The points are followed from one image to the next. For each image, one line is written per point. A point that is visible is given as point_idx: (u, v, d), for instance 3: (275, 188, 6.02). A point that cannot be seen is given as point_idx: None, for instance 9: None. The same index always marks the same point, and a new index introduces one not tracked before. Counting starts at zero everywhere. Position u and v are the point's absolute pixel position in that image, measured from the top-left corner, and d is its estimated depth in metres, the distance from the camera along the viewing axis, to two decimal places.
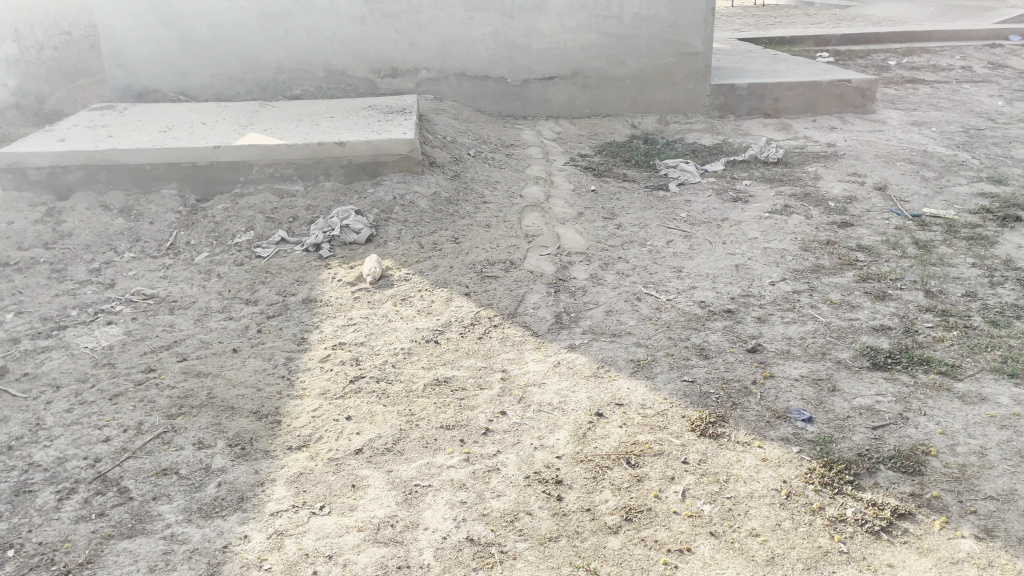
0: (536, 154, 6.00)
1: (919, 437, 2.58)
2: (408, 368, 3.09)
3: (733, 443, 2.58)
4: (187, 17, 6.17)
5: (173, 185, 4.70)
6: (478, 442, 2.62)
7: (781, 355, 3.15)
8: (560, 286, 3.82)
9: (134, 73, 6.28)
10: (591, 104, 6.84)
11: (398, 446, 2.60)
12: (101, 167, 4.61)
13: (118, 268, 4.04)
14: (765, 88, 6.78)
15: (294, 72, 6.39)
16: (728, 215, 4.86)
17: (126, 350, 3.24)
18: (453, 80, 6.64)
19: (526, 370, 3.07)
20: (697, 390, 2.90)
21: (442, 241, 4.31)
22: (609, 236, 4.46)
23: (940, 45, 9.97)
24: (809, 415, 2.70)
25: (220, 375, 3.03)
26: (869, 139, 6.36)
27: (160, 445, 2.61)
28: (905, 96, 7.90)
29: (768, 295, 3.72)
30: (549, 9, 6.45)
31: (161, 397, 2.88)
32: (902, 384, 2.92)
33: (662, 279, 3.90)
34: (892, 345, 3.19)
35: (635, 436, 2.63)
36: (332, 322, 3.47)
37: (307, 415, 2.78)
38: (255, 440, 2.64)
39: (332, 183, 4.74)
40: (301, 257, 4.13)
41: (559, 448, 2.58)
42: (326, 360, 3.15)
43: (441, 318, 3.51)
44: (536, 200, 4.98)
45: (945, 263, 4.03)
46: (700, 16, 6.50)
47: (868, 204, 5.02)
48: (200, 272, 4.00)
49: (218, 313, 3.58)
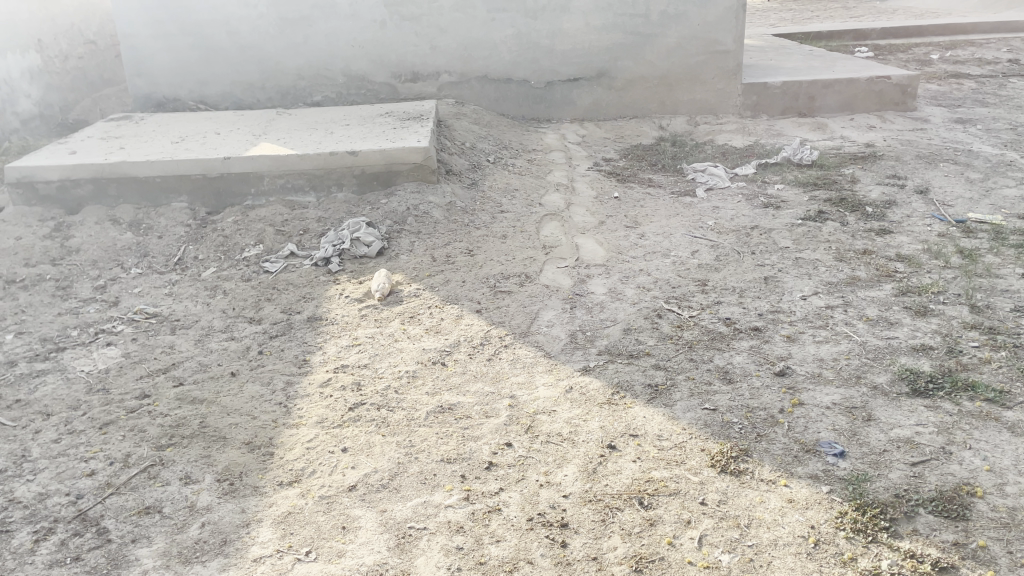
0: (559, 159, 5.81)
1: (964, 475, 2.34)
2: (411, 393, 2.93)
3: (757, 482, 2.37)
4: (206, 24, 6.08)
5: (184, 198, 4.60)
6: (480, 479, 2.45)
7: (811, 379, 2.92)
8: (576, 301, 3.63)
9: (154, 82, 6.21)
10: (617, 106, 6.64)
11: (394, 482, 2.44)
12: (111, 180, 4.52)
13: (124, 284, 3.95)
14: (800, 86, 6.50)
15: (314, 79, 6.28)
16: (758, 222, 4.62)
17: (122, 374, 3.12)
18: (475, 84, 6.47)
19: (536, 396, 2.88)
20: (718, 419, 2.69)
21: (456, 253, 4.14)
22: (631, 247, 4.25)
23: (986, 38, 9.56)
24: (841, 449, 2.48)
25: (215, 402, 2.89)
26: (910, 138, 6.05)
27: (146, 480, 2.48)
28: (949, 92, 7.55)
29: (799, 311, 3.49)
30: (574, 9, 6.25)
31: (152, 426, 2.75)
32: (945, 412, 2.67)
33: (686, 294, 3.69)
34: (933, 368, 2.95)
35: (650, 473, 2.43)
36: (336, 343, 3.32)
37: (301, 447, 2.62)
38: (245, 474, 2.49)
39: (345, 194, 4.61)
40: (309, 272, 4.00)
41: (566, 486, 2.39)
42: (326, 385, 2.99)
43: (450, 337, 3.34)
44: (556, 208, 4.79)
45: (993, 274, 3.76)
46: (731, 13, 6.25)
47: (909, 209, 4.74)
48: (206, 288, 3.89)
49: (220, 333, 3.45)
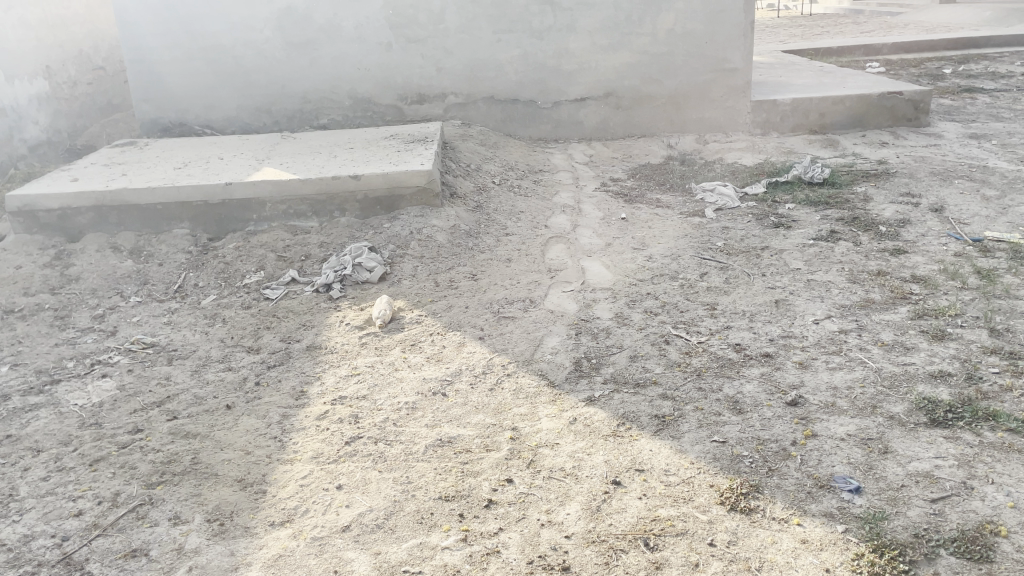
0: (566, 179, 5.73)
1: (986, 513, 2.22)
2: (409, 426, 2.84)
3: (768, 521, 2.26)
4: (212, 49, 6.05)
5: (186, 225, 4.55)
6: (478, 518, 2.35)
7: (825, 409, 2.81)
8: (582, 326, 3.54)
9: (161, 107, 6.19)
10: (625, 125, 6.56)
11: (389, 521, 2.35)
12: (112, 207, 4.48)
13: (123, 313, 3.89)
14: (810, 103, 6.40)
15: (320, 102, 6.24)
16: (769, 242, 4.52)
17: (116, 408, 3.06)
18: (481, 105, 6.41)
19: (538, 429, 2.79)
20: (728, 452, 2.58)
21: (459, 278, 4.06)
22: (638, 269, 4.16)
23: (1000, 52, 9.47)
24: (856, 484, 2.37)
25: (209, 437, 2.81)
26: (924, 155, 5.95)
27: (134, 521, 2.41)
28: (963, 106, 7.44)
29: (811, 336, 3.38)
30: (580, 29, 6.20)
31: (144, 462, 2.68)
32: (965, 444, 2.55)
33: (694, 318, 3.59)
34: (953, 396, 2.83)
35: (656, 511, 2.33)
36: (334, 373, 3.25)
37: (295, 484, 2.54)
38: (236, 514, 2.42)
39: (347, 219, 4.54)
40: (310, 298, 3.93)
41: (569, 526, 2.30)
42: (323, 418, 2.91)
43: (451, 366, 3.25)
44: (562, 230, 4.71)
45: (1012, 295, 3.64)
46: (739, 31, 6.21)
47: (924, 227, 4.64)
48: (206, 317, 3.83)
49: (217, 363, 3.38)
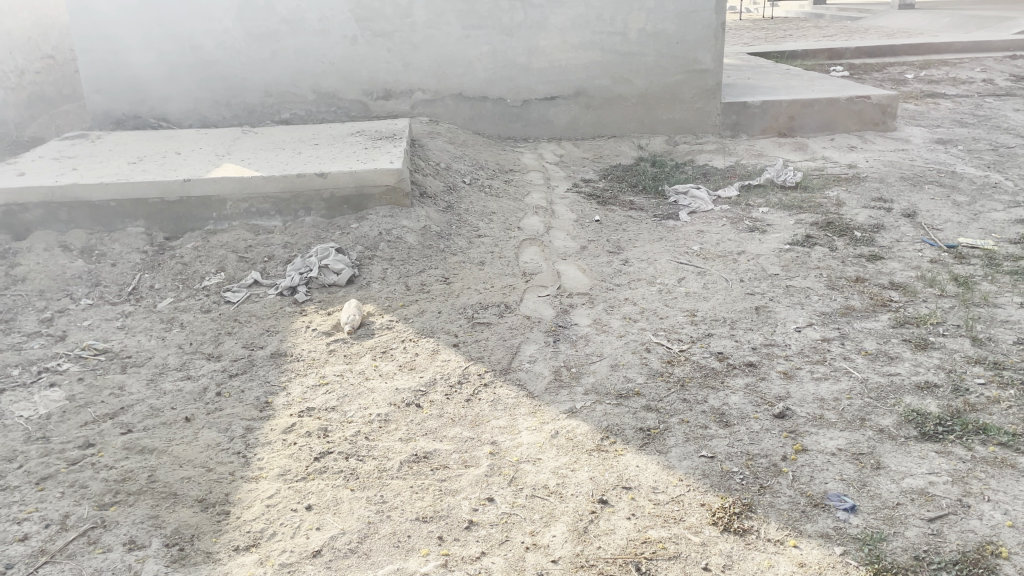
0: (537, 180, 5.61)
1: (985, 533, 2.15)
2: (383, 440, 2.69)
3: (763, 543, 2.16)
4: (169, 38, 5.80)
5: (141, 223, 4.33)
6: (459, 541, 2.22)
7: (813, 422, 2.73)
8: (560, 333, 3.42)
9: (113, 99, 5.90)
10: (596, 125, 6.46)
11: (363, 546, 2.20)
12: (61, 204, 4.24)
13: (73, 317, 3.67)
14: (780, 105, 6.38)
15: (282, 96, 6.02)
16: (745, 247, 4.45)
17: (64, 421, 2.85)
18: (449, 101, 6.25)
19: (519, 442, 2.66)
20: (718, 468, 2.48)
21: (431, 282, 3.92)
22: (615, 274, 4.05)
23: (959, 58, 9.58)
24: (852, 503, 2.28)
25: (167, 452, 2.63)
26: (893, 159, 5.95)
27: (85, 546, 2.23)
28: (927, 112, 7.49)
29: (794, 344, 3.30)
30: (550, 26, 6.10)
31: (95, 481, 2.49)
32: (958, 458, 2.49)
33: (675, 325, 3.50)
34: (941, 409, 2.76)
35: (646, 532, 2.22)
36: (301, 382, 3.08)
37: (260, 505, 2.38)
38: (197, 538, 2.25)
39: (313, 218, 4.36)
40: (274, 302, 3.76)
41: (555, 549, 2.17)
42: (290, 432, 2.75)
43: (425, 375, 3.10)
44: (535, 232, 4.59)
45: (990, 303, 3.61)
46: (710, 32, 6.16)
47: (898, 233, 4.61)
48: (162, 321, 3.63)
49: (175, 371, 3.19)
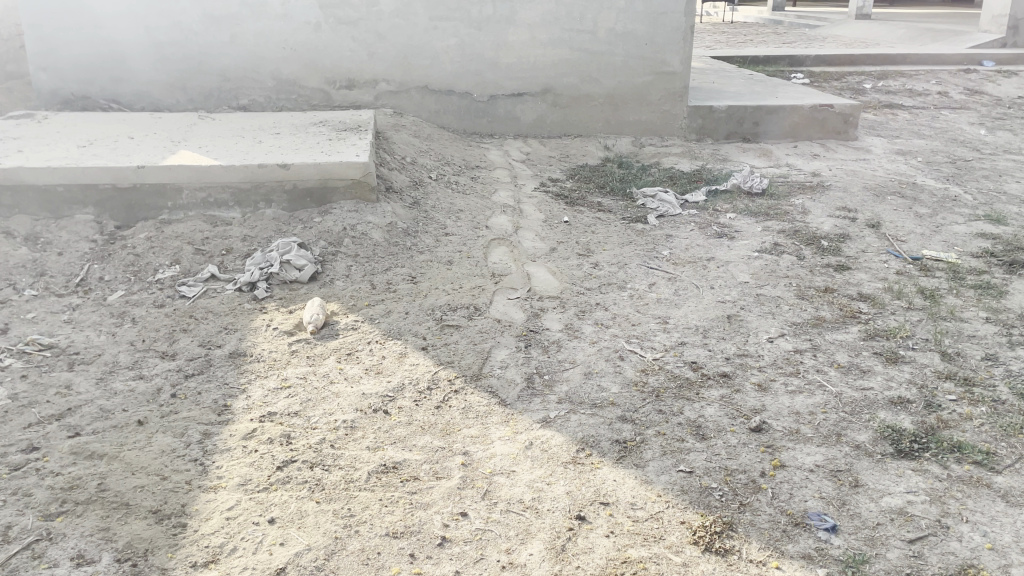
0: (503, 177, 5.51)
1: (966, 555, 2.13)
2: (349, 449, 2.57)
3: (746, 564, 2.11)
4: (122, 16, 5.54)
5: (90, 210, 4.11)
6: (432, 559, 2.12)
7: (789, 437, 2.69)
8: (531, 338, 3.33)
9: (61, 77, 5.61)
10: (563, 124, 6.38)
11: (330, 563, 2.09)
12: (4, 187, 4.00)
13: (15, 308, 3.47)
14: (745, 111, 6.39)
15: (241, 81, 5.82)
16: (713, 253, 4.42)
17: (5, 422, 2.66)
18: (415, 94, 6.11)
19: (492, 454, 2.57)
20: (696, 484, 2.43)
21: (397, 280, 3.80)
22: (585, 277, 3.98)
23: (916, 69, 9.74)
24: (832, 523, 2.25)
25: (117, 459, 2.47)
26: (856, 169, 6.00)
27: (28, 561, 2.07)
28: (886, 122, 7.59)
29: (767, 355, 3.27)
30: (519, 21, 6.00)
31: (40, 489, 2.32)
32: (934, 477, 2.47)
33: (647, 332, 3.44)
34: (915, 425, 2.75)
35: (626, 552, 2.15)
36: (262, 385, 2.93)
37: (219, 517, 2.24)
38: (151, 553, 2.11)
39: (274, 210, 4.20)
40: (232, 298, 3.60)
41: (532, 568, 2.09)
42: (251, 438, 2.61)
43: (393, 380, 2.99)
44: (502, 232, 4.50)
45: (957, 317, 3.64)
46: (679, 34, 6.13)
47: (864, 243, 4.63)
48: (113, 315, 3.45)
49: (127, 370, 3.02)
